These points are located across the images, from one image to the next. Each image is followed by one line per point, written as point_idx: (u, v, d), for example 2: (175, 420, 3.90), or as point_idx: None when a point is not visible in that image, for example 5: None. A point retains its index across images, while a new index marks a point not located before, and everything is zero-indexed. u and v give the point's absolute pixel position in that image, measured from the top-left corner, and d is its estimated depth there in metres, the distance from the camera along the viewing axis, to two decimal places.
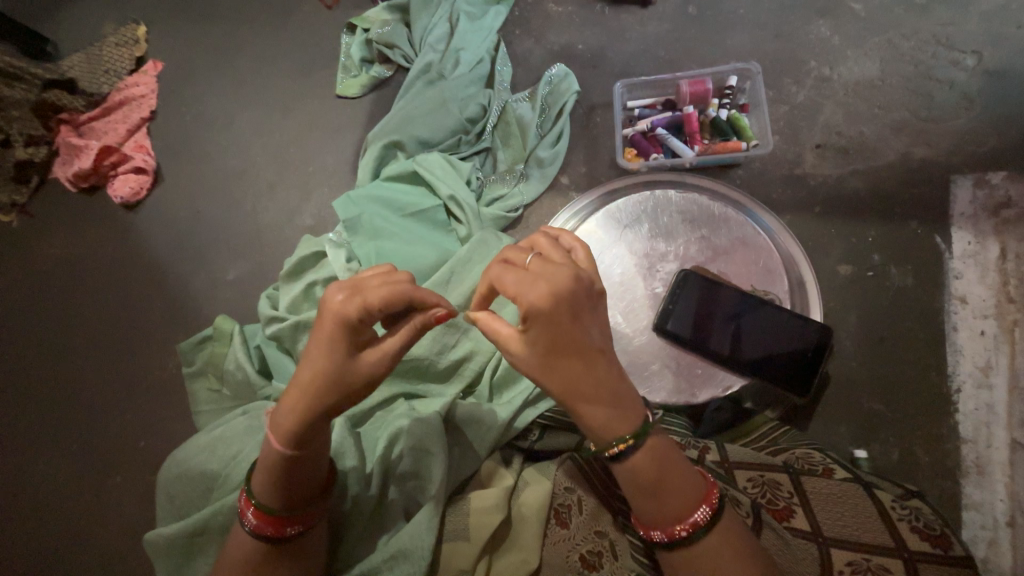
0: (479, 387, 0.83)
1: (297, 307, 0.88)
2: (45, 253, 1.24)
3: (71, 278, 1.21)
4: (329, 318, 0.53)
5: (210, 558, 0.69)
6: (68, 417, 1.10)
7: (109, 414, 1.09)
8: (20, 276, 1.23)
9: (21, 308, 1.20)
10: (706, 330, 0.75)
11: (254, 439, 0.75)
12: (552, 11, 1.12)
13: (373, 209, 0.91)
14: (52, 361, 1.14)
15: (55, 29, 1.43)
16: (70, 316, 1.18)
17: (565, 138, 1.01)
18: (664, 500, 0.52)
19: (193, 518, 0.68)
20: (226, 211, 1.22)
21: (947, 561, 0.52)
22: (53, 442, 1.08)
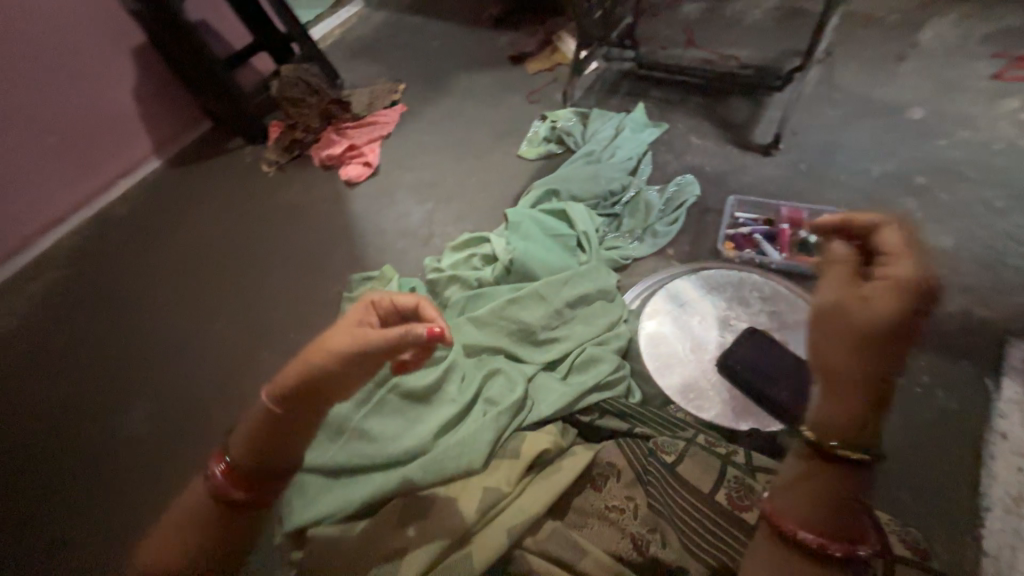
0: (562, 364, 1.01)
1: (454, 266, 1.21)
2: (284, 192, 1.72)
3: (291, 211, 1.65)
4: (361, 306, 0.66)
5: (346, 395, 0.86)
6: (248, 295, 1.42)
7: (274, 303, 1.39)
8: (262, 198, 1.70)
9: (252, 218, 1.64)
10: (759, 375, 0.93)
11: None
12: (693, 142, 1.52)
13: (530, 221, 1.25)
14: (253, 256, 1.52)
15: (355, 76, 2.18)
16: (278, 233, 1.58)
17: (678, 223, 1.33)
18: (831, 513, 0.56)
19: None
20: (412, 203, 1.66)
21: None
22: (230, 309, 1.39)
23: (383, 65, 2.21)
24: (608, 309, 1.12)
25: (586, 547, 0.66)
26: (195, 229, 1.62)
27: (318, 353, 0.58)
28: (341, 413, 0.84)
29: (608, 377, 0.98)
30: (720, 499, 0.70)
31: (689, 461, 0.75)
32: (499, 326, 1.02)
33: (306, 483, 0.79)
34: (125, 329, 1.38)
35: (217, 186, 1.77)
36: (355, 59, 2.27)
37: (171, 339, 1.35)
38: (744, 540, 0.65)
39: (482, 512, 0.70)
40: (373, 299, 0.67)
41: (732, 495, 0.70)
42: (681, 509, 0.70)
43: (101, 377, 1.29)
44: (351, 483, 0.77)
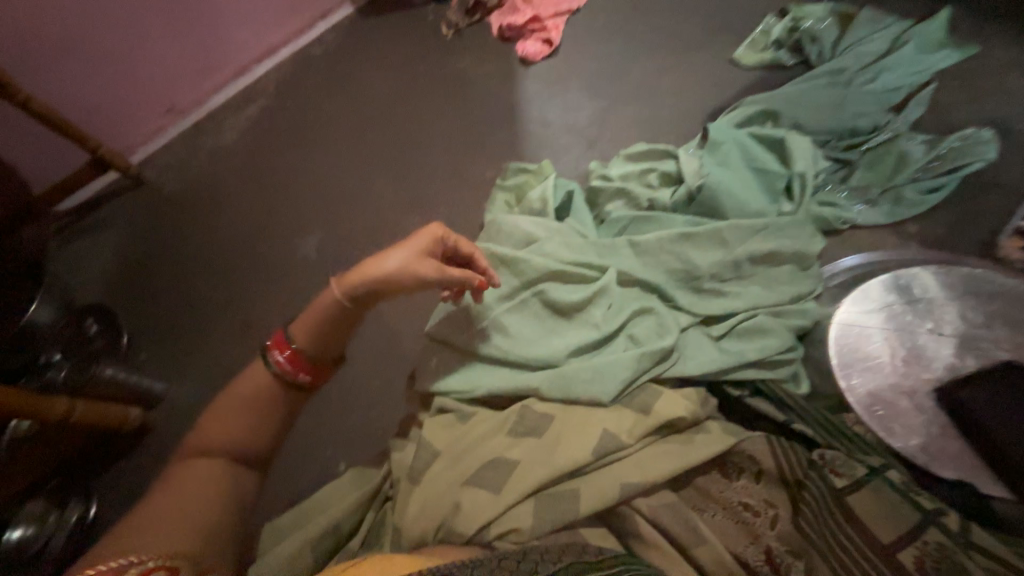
0: (720, 324, 0.85)
1: (626, 179, 1.06)
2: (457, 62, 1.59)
3: (458, 82, 1.55)
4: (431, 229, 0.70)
5: (493, 285, 0.83)
6: (409, 162, 1.41)
7: (432, 176, 1.38)
8: (436, 61, 1.60)
9: (424, 81, 1.57)
10: (1006, 423, 0.67)
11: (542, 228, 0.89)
12: (991, 88, 1.12)
13: (734, 146, 1.01)
14: (416, 123, 1.48)
15: None
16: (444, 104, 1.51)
17: (941, 193, 0.98)
18: None
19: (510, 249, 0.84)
20: (586, 96, 1.46)
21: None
22: (392, 171, 1.40)
23: None
24: (800, 277, 0.90)
25: (706, 534, 0.60)
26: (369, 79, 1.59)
27: (409, 276, 0.66)
28: (484, 300, 0.81)
29: (775, 354, 0.82)
30: (902, 559, 0.54)
31: (866, 491, 0.60)
32: (661, 261, 0.88)
33: (440, 355, 0.80)
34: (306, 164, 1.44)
35: (395, 36, 1.68)
36: None
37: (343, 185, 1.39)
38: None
39: (600, 455, 0.66)
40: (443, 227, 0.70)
41: (923, 559, 0.54)
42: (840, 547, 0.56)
43: (282, 205, 1.38)
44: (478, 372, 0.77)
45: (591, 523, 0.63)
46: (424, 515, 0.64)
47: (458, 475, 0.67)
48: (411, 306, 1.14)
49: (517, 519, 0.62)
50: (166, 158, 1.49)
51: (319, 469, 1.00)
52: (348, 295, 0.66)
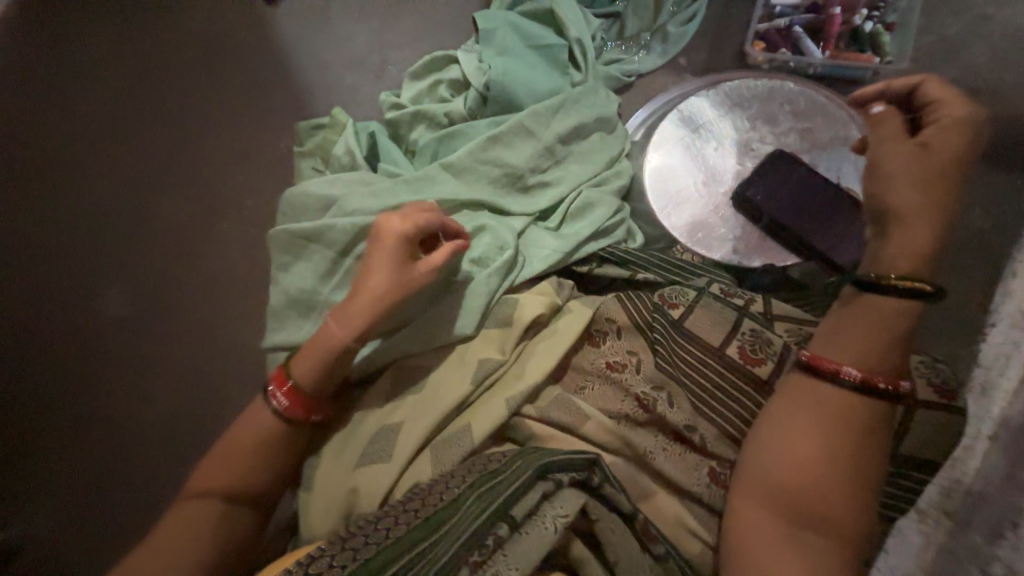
0: (554, 214, 0.87)
1: (418, 101, 0.97)
2: (184, 26, 1.26)
3: (201, 49, 1.24)
4: (389, 235, 0.70)
5: (310, 267, 0.74)
6: (177, 162, 1.14)
7: (218, 170, 1.15)
8: (155, 31, 1.24)
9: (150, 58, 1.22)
10: (781, 205, 0.80)
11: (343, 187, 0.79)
12: None
13: (508, 29, 0.95)
14: (162, 113, 1.17)
15: None
16: (192, 81, 1.21)
17: (697, 20, 1.04)
18: (838, 342, 0.59)
19: (312, 223, 0.73)
20: (357, 21, 1.28)
21: (894, 289, 0.59)
22: (162, 181, 1.12)
23: None
24: (606, 142, 0.94)
25: (590, 411, 0.65)
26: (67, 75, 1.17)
27: (398, 290, 0.68)
28: (309, 288, 0.73)
29: (606, 222, 0.86)
30: (730, 353, 0.66)
31: (700, 310, 0.69)
32: (478, 175, 0.86)
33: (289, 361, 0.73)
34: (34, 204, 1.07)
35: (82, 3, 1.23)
36: None
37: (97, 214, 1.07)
38: (760, 399, 0.64)
39: (482, 383, 0.68)
40: (397, 227, 0.70)
41: (744, 347, 0.66)
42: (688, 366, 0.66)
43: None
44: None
45: (493, 442, 0.66)
46: (329, 518, 0.63)
47: (349, 468, 0.65)
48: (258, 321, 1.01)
49: (417, 477, 0.62)
50: None
51: None
52: (352, 331, 0.68)
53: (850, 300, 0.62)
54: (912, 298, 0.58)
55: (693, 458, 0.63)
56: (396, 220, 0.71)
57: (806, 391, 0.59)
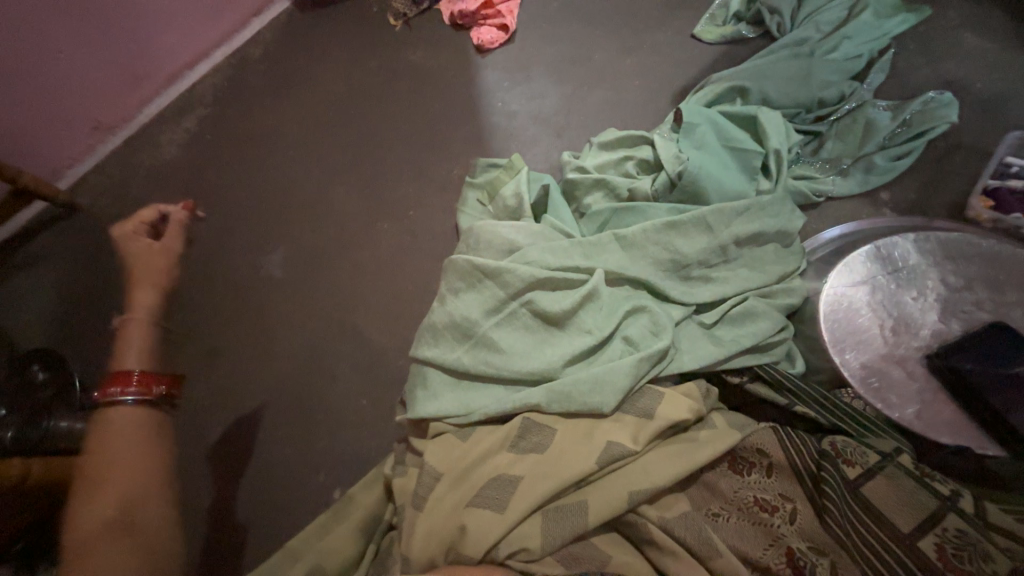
0: (714, 313, 0.84)
1: (602, 169, 1.02)
2: (408, 57, 1.48)
3: (414, 78, 1.45)
4: (139, 250, 0.90)
5: (477, 299, 0.78)
6: (369, 165, 1.31)
7: (398, 177, 1.29)
8: (387, 57, 1.48)
9: (376, 78, 1.45)
10: (995, 385, 0.70)
11: (524, 234, 0.85)
12: (948, 52, 1.13)
13: (709, 127, 0.98)
14: (370, 123, 1.37)
15: None
16: (401, 102, 1.41)
17: (907, 160, 1.00)
18: None
19: (489, 260, 0.78)
20: (551, 82, 1.41)
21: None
22: (352, 177, 1.29)
23: None
24: (782, 257, 0.90)
25: (723, 545, 0.58)
26: (312, 80, 1.44)
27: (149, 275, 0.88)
28: (470, 318, 0.77)
29: (767, 337, 0.82)
30: (922, 547, 0.56)
31: (879, 478, 0.62)
32: (649, 256, 0.86)
33: (429, 377, 0.76)
34: (258, 173, 1.30)
35: (341, 30, 1.53)
36: None
37: (300, 193, 1.27)
38: None
39: (607, 463, 0.64)
40: (135, 226, 0.92)
41: (941, 546, 0.56)
42: (863, 539, 0.58)
43: (235, 218, 1.24)
44: (474, 398, 0.73)
45: (601, 531, 0.62)
46: (428, 544, 0.61)
47: (460, 499, 0.64)
48: (392, 320, 1.09)
49: (527, 539, 0.59)
50: (91, 183, 1.28)
51: (309, 499, 0.93)
52: (134, 305, 0.85)
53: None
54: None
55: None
56: (135, 230, 0.92)
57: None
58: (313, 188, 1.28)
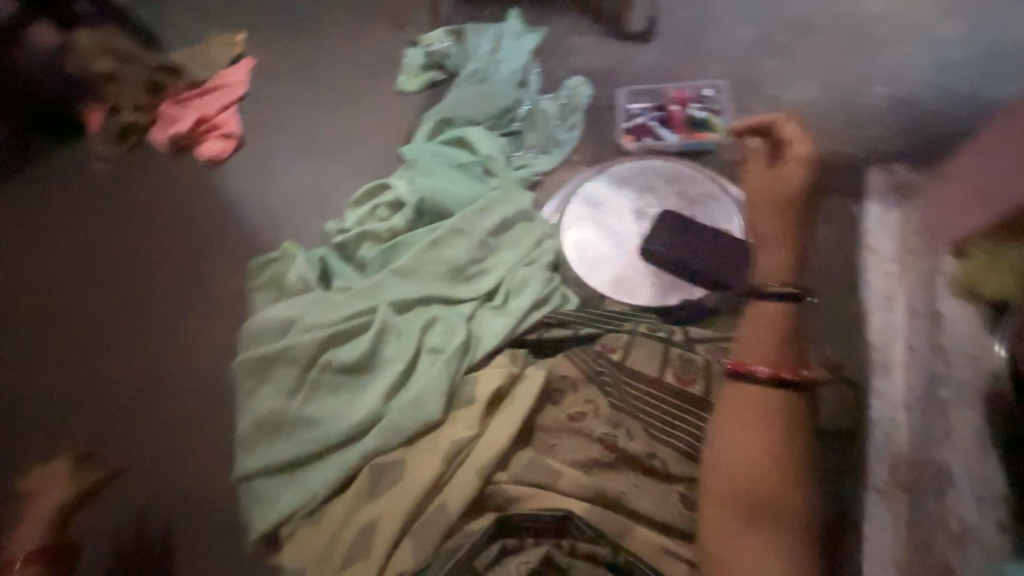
0: (499, 294, 0.99)
1: (361, 223, 1.10)
2: (158, 208, 1.52)
3: (173, 223, 1.49)
4: (61, 479, 0.91)
5: (275, 386, 0.83)
6: (169, 322, 1.34)
7: (201, 317, 1.33)
8: (140, 217, 1.52)
9: (138, 242, 1.47)
10: (679, 253, 0.98)
11: (303, 309, 0.91)
12: (572, 40, 1.48)
13: (431, 158, 1.16)
14: (151, 284, 1.40)
15: (180, 40, 1.89)
16: (169, 252, 1.44)
17: (578, 128, 1.31)
18: (763, 342, 0.70)
19: (272, 346, 0.84)
20: (298, 170, 1.51)
21: (775, 297, 0.71)
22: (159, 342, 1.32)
23: (212, 22, 1.92)
24: (530, 230, 1.10)
25: (560, 466, 0.71)
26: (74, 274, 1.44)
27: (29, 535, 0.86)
28: (279, 407, 0.82)
29: (543, 293, 0.99)
30: (669, 380, 0.77)
31: (637, 351, 0.81)
32: (427, 276, 0.98)
33: (268, 478, 0.80)
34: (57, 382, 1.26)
35: (87, 215, 1.55)
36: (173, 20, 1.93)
37: (117, 370, 1.30)
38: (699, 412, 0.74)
39: (453, 458, 0.73)
40: (62, 466, 0.92)
41: (677, 373, 0.78)
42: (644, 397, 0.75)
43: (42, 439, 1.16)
44: (312, 475, 0.78)
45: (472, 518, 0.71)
46: None
47: (342, 560, 0.70)
48: None
49: (405, 559, 0.68)
50: None
51: None
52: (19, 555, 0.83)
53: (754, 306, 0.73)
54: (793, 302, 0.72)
55: (664, 490, 0.70)
56: (65, 469, 0.92)
57: (736, 401, 0.68)
58: (131, 360, 1.31)
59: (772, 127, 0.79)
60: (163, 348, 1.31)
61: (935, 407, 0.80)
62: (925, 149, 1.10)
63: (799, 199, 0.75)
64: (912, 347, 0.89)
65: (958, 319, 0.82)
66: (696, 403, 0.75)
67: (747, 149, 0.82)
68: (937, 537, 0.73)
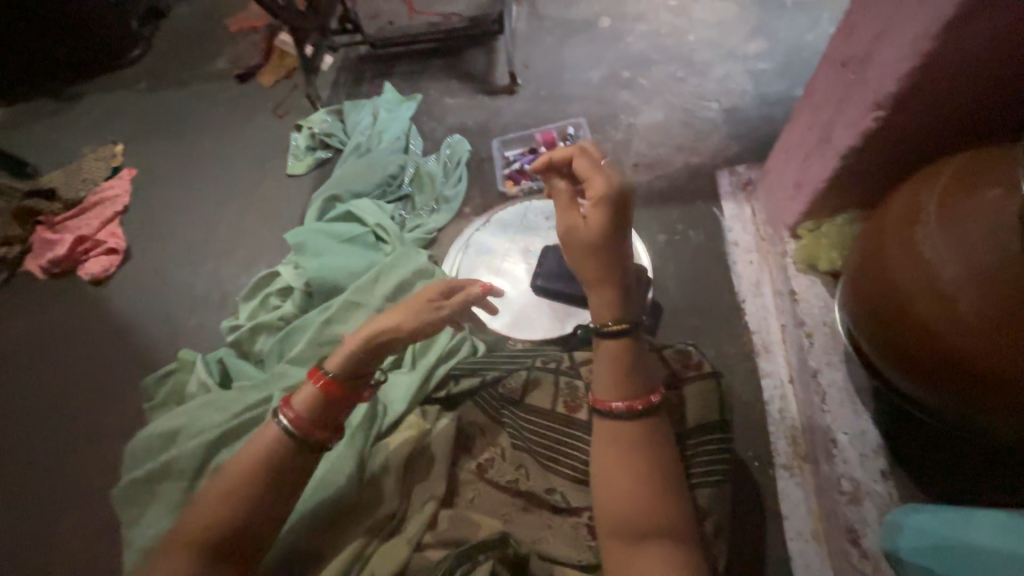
0: (405, 358, 1.01)
1: (255, 316, 1.09)
2: (37, 342, 1.41)
3: (55, 353, 1.37)
4: None
5: (160, 509, 0.76)
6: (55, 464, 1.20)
7: (93, 450, 1.21)
8: (19, 355, 1.39)
9: (16, 382, 1.34)
10: (564, 283, 1.04)
11: (190, 417, 0.85)
12: (446, 102, 1.58)
13: (316, 237, 1.16)
14: (32, 425, 1.26)
15: (56, 163, 1.84)
16: (51, 387, 1.32)
17: (463, 181, 1.37)
18: (618, 376, 0.69)
19: (153, 464, 0.78)
20: (192, 271, 1.46)
21: (609, 334, 0.70)
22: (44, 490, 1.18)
23: (88, 139, 1.88)
24: (429, 287, 1.11)
25: (479, 518, 0.75)
26: None
27: None
28: (163, 532, 0.74)
29: (449, 346, 1.01)
30: (559, 410, 0.80)
31: (533, 386, 0.83)
32: (327, 356, 0.98)
33: None
34: None
35: None
36: (49, 145, 1.89)
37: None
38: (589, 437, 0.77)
39: (381, 535, 0.76)
40: None
41: (565, 402, 0.81)
42: (537, 434, 0.78)
43: None
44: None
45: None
46: None
47: None
48: None
49: None
50: None
51: None
52: None
53: (597, 346, 0.72)
54: (627, 334, 0.70)
55: (570, 524, 0.73)
56: None
57: (604, 434, 0.68)
58: (15, 517, 1.16)
59: (571, 167, 0.75)
60: (47, 494, 1.17)
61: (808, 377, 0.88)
62: (757, 149, 1.25)
63: (602, 242, 0.70)
64: (785, 325, 0.97)
65: (808, 293, 0.93)
66: (586, 429, 0.77)
67: (553, 191, 0.75)
68: (835, 500, 0.79)
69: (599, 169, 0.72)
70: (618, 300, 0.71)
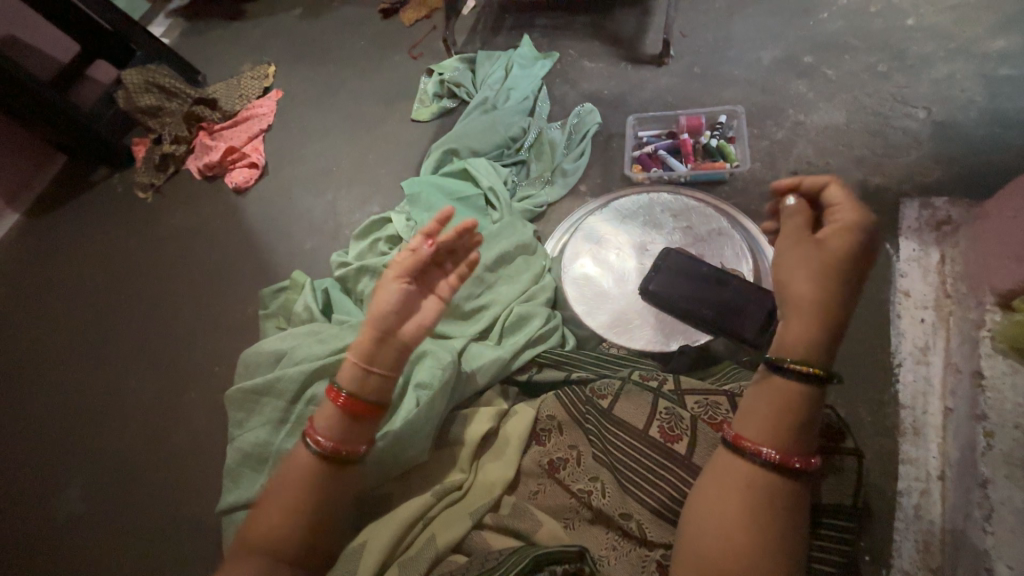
0: (493, 331, 0.98)
1: (362, 257, 1.13)
2: (185, 234, 1.61)
3: (197, 247, 1.57)
4: None
5: (264, 421, 0.83)
6: (182, 343, 1.40)
7: (214, 336, 1.39)
8: (169, 242, 1.61)
9: (165, 265, 1.56)
10: (678, 295, 0.94)
11: (300, 342, 0.92)
12: (584, 66, 1.45)
13: (430, 191, 1.16)
14: (172, 304, 1.47)
15: (219, 74, 2.04)
16: (191, 276, 1.51)
17: (585, 156, 1.27)
18: (776, 422, 0.56)
19: (261, 379, 0.85)
20: (313, 197, 1.56)
21: (792, 375, 0.57)
22: (168, 363, 1.37)
23: (248, 56, 2.05)
24: (529, 264, 1.07)
25: (540, 517, 0.72)
26: (108, 293, 1.54)
27: None
28: (263, 440, 0.82)
29: (540, 331, 0.96)
30: (652, 433, 0.71)
31: (623, 400, 0.76)
32: None
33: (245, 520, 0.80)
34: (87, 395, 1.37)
35: (123, 235, 1.67)
36: (216, 57, 2.09)
37: (128, 385, 1.36)
38: (686, 478, 0.68)
39: (442, 497, 0.77)
40: None
41: (661, 427, 0.72)
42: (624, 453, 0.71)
43: (78, 450, 1.29)
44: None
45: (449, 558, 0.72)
46: None
47: None
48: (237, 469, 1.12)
49: None
50: None
51: None
52: None
53: (764, 381, 0.59)
54: (813, 381, 0.56)
55: (639, 555, 0.67)
56: None
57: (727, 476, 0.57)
58: (145, 376, 1.36)
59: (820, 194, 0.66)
60: (172, 365, 1.36)
61: (971, 484, 0.70)
62: (967, 181, 0.99)
63: (846, 269, 0.58)
64: (950, 408, 0.79)
65: (1000, 382, 0.73)
66: (681, 465, 0.68)
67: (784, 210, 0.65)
68: None
69: (854, 200, 0.61)
70: (823, 338, 0.57)
